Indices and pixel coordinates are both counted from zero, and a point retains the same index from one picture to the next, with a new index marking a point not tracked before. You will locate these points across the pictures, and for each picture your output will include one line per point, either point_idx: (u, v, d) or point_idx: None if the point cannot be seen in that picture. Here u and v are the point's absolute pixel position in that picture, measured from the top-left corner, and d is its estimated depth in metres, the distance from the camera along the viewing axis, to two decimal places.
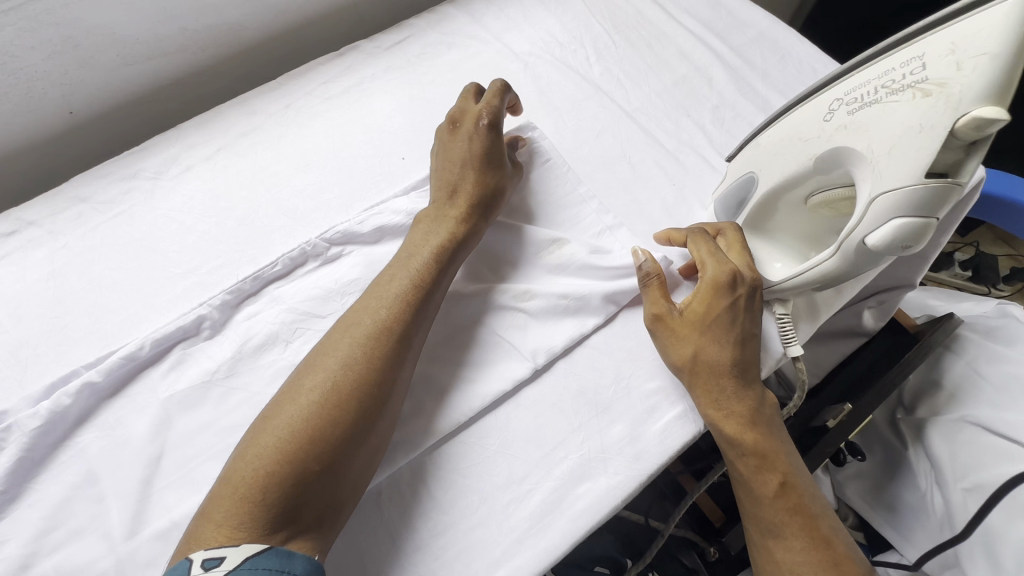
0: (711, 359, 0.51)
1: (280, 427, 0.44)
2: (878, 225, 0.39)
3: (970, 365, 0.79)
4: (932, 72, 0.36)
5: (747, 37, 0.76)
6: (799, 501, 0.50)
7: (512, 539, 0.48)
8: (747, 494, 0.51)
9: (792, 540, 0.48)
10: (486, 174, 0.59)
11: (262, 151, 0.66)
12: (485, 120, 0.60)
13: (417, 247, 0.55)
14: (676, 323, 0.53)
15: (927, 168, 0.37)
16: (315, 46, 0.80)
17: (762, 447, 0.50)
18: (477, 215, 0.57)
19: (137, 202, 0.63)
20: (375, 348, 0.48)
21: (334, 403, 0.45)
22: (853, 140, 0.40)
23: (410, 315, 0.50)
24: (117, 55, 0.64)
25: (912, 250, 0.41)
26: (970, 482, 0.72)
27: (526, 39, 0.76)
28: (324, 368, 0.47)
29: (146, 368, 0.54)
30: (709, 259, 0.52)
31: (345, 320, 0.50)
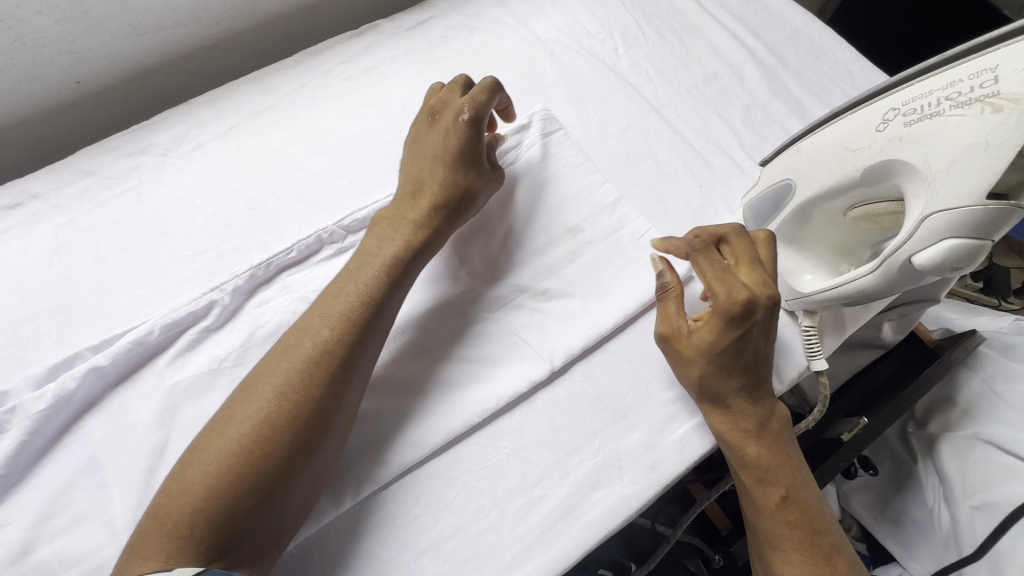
0: (714, 381, 0.49)
1: (210, 459, 0.41)
2: (929, 245, 0.38)
3: (987, 383, 0.78)
4: (1005, 86, 0.34)
5: (782, 34, 0.73)
6: (803, 516, 0.47)
7: (523, 545, 0.47)
8: (748, 505, 0.49)
9: (791, 554, 0.46)
10: (453, 176, 0.54)
11: (276, 132, 0.64)
12: (467, 116, 0.54)
13: (370, 258, 0.51)
14: (682, 346, 0.50)
15: (991, 186, 0.35)
16: (332, 23, 0.77)
17: (766, 459, 0.48)
18: (435, 219, 0.53)
19: (146, 178, 0.61)
20: (314, 375, 0.44)
21: (268, 433, 0.42)
22: (909, 153, 0.38)
23: (357, 334, 0.47)
24: (127, 24, 0.61)
25: (961, 272, 0.39)
26: (979, 500, 0.73)
27: (553, 26, 0.73)
28: (257, 397, 0.43)
29: (155, 352, 0.52)
30: (719, 287, 0.47)
31: (286, 339, 0.47)
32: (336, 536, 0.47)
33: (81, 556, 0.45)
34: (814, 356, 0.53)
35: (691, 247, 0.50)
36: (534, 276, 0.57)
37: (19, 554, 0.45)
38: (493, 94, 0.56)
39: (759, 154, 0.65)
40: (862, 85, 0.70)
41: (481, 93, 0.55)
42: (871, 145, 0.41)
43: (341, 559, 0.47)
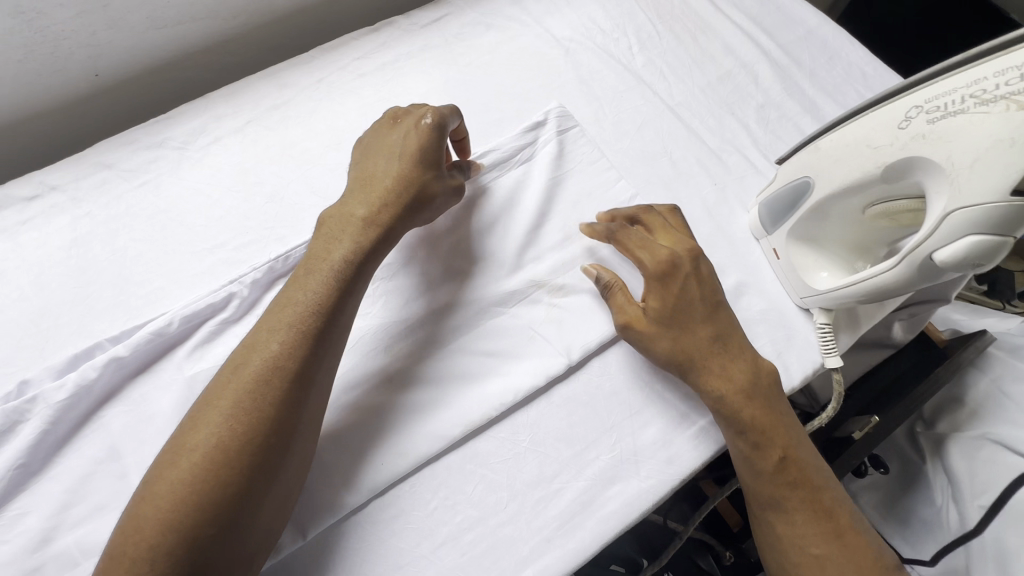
0: (684, 338, 0.51)
1: (164, 494, 0.39)
2: (950, 241, 0.38)
3: (995, 383, 0.78)
4: None
5: (795, 34, 0.74)
6: (801, 473, 0.48)
7: (541, 538, 0.48)
8: (747, 471, 0.49)
9: (793, 514, 0.47)
10: (406, 176, 0.53)
11: (292, 127, 0.64)
12: (428, 120, 0.55)
13: (318, 263, 0.49)
14: (647, 326, 0.52)
15: (1015, 184, 0.35)
16: (347, 19, 0.77)
17: (761, 421, 0.49)
18: (385, 217, 0.51)
19: (164, 171, 0.61)
20: (266, 391, 0.42)
21: (223, 459, 0.40)
22: (932, 151, 0.38)
23: (311, 345, 0.45)
24: (147, 17, 0.62)
25: (982, 268, 0.40)
26: (988, 500, 0.72)
27: (568, 24, 0.73)
28: (206, 422, 0.41)
29: (174, 343, 0.52)
30: (642, 254, 0.54)
31: (234, 357, 0.44)
32: (355, 526, 0.48)
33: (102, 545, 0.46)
34: (829, 353, 0.54)
35: (611, 231, 0.57)
36: (551, 271, 0.57)
37: (40, 543, 0.45)
38: (453, 116, 0.57)
39: (773, 153, 0.65)
40: (876, 85, 0.71)
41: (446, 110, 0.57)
42: (891, 143, 0.41)
43: (360, 550, 0.47)
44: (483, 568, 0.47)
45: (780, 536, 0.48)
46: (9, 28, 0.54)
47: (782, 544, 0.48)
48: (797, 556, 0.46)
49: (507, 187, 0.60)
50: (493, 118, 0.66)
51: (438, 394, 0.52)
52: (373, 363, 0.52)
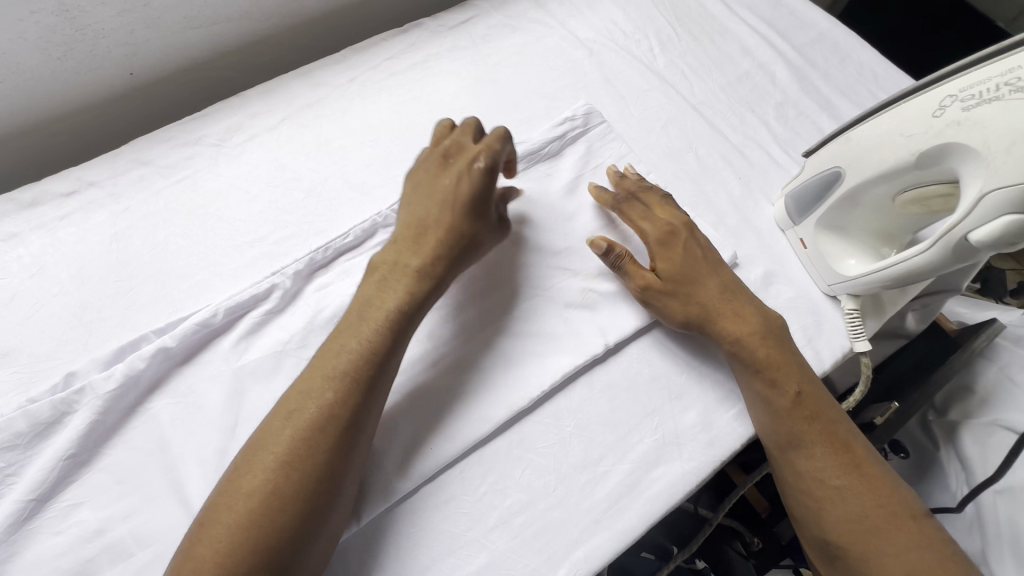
0: (696, 296, 0.54)
1: (218, 536, 0.39)
2: (986, 222, 0.40)
3: (1003, 371, 0.82)
4: None
5: (809, 37, 0.77)
6: (814, 408, 0.50)
7: (590, 519, 0.49)
8: (762, 409, 0.51)
9: (813, 448, 0.48)
10: (460, 223, 0.52)
11: (327, 124, 0.65)
12: (481, 162, 0.54)
13: (374, 309, 0.48)
14: (663, 284, 0.54)
15: None
16: (373, 20, 0.79)
17: (774, 360, 0.51)
18: (439, 268, 0.51)
19: (201, 167, 0.62)
20: (319, 438, 0.42)
21: (277, 502, 0.40)
22: (967, 136, 0.40)
23: (359, 388, 0.44)
24: (184, 17, 0.63)
25: (1015, 249, 0.41)
26: (1002, 484, 0.75)
27: (591, 27, 0.75)
28: (263, 465, 0.41)
29: (218, 335, 0.53)
30: (643, 222, 0.57)
31: (287, 402, 0.44)
32: (406, 511, 0.48)
33: (156, 534, 0.45)
34: (858, 338, 0.56)
35: (617, 201, 0.60)
36: (584, 261, 0.60)
37: (94, 534, 0.45)
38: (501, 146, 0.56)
39: (793, 149, 0.68)
40: (886, 85, 0.74)
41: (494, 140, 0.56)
42: (923, 131, 0.43)
43: (411, 535, 0.47)
44: (533, 550, 0.47)
45: (801, 472, 0.48)
46: (52, 26, 0.55)
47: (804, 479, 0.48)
48: (819, 489, 0.47)
49: (534, 181, 0.63)
50: (522, 115, 0.68)
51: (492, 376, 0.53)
52: (416, 350, 0.54)
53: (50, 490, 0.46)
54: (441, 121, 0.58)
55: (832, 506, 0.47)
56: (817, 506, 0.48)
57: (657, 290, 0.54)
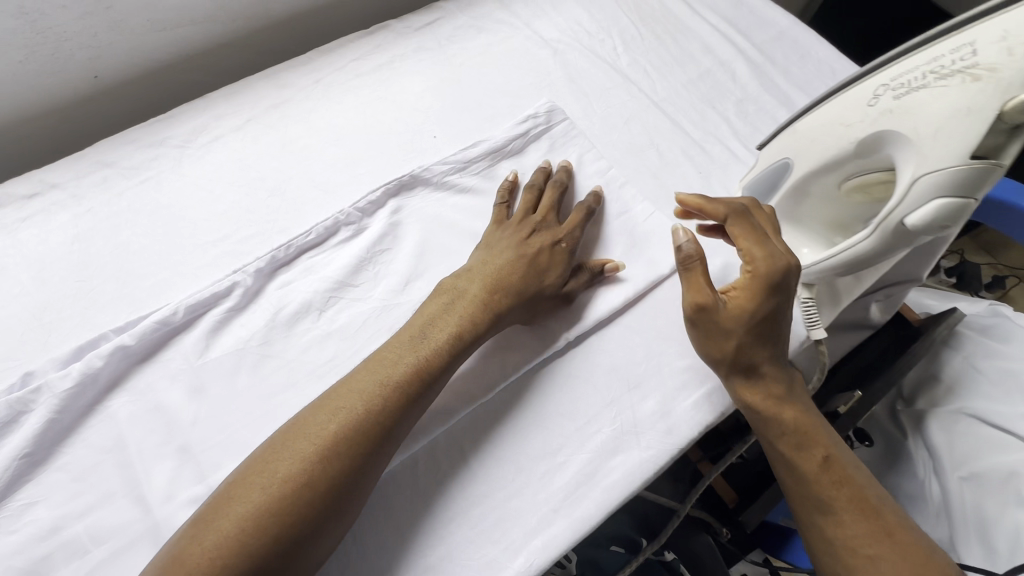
0: (752, 349, 0.50)
1: (240, 512, 0.40)
2: (919, 206, 0.41)
3: (968, 359, 0.84)
4: (983, 57, 0.37)
5: (769, 35, 0.78)
6: (842, 472, 0.50)
7: (548, 508, 0.49)
8: (790, 472, 0.52)
9: (843, 514, 0.49)
10: (529, 277, 0.55)
11: (292, 125, 0.66)
12: (565, 243, 0.58)
13: (435, 327, 0.50)
14: (719, 309, 0.50)
15: (973, 150, 0.38)
16: (340, 23, 0.79)
17: (802, 424, 0.52)
18: (503, 305, 0.53)
19: (165, 168, 0.62)
20: (357, 442, 0.43)
21: (307, 492, 0.41)
22: (898, 124, 0.41)
23: (405, 406, 0.46)
24: (148, 20, 0.63)
25: (949, 231, 0.42)
26: (966, 471, 0.77)
27: (555, 27, 0.76)
28: (298, 451, 0.42)
29: (179, 333, 0.53)
30: (758, 252, 0.49)
31: (335, 395, 0.46)
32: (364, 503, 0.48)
33: (112, 531, 0.45)
34: (814, 326, 0.57)
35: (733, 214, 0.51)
36: None
37: (49, 532, 0.45)
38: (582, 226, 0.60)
39: (752, 143, 0.69)
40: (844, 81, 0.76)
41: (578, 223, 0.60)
42: (860, 120, 0.44)
43: (369, 528, 0.47)
44: (492, 540, 0.48)
45: (832, 539, 0.49)
46: (12, 29, 0.55)
47: (835, 546, 0.49)
48: (851, 556, 0.48)
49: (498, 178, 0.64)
50: (487, 114, 0.69)
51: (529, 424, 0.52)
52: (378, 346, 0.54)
53: (6, 489, 0.46)
54: (538, 187, 0.62)
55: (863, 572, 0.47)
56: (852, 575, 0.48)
57: (708, 314, 0.50)
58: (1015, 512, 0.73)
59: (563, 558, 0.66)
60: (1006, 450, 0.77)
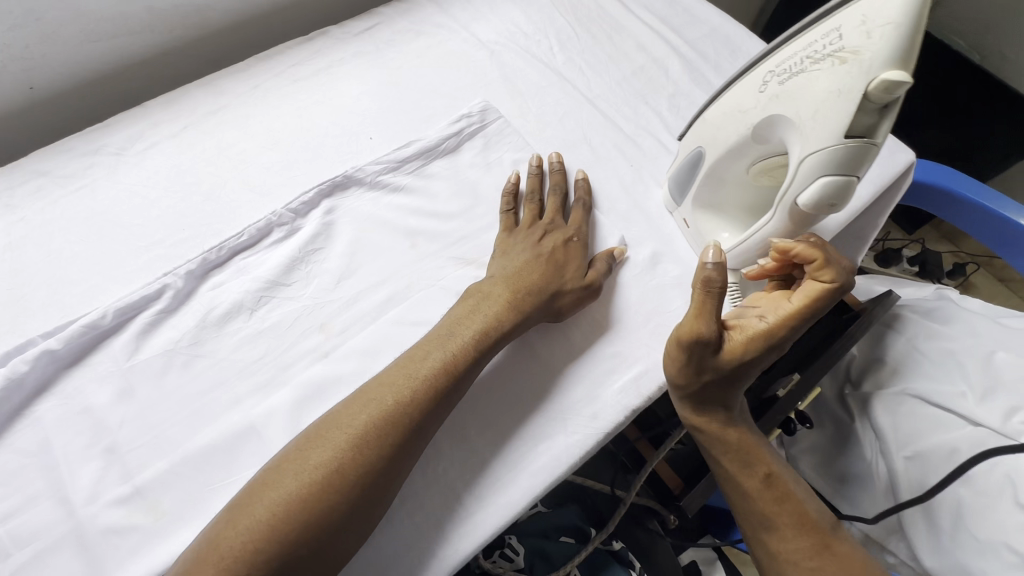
0: (715, 383, 0.52)
1: (275, 498, 0.42)
2: (807, 185, 0.43)
3: (911, 342, 0.87)
4: (847, 42, 0.38)
5: (701, 32, 0.81)
6: (785, 489, 0.53)
7: (474, 497, 0.50)
8: (736, 491, 0.54)
9: (784, 530, 0.52)
10: (551, 274, 0.57)
11: (229, 130, 0.67)
12: (577, 240, 0.60)
13: (460, 326, 0.53)
14: (714, 342, 0.49)
15: (845, 130, 0.39)
16: (281, 30, 0.81)
17: (746, 443, 0.54)
18: (526, 303, 0.55)
19: (100, 176, 0.63)
20: (391, 432, 0.46)
21: (338, 480, 0.43)
22: (783, 108, 0.43)
23: (433, 400, 0.48)
24: (81, 31, 0.64)
25: (840, 208, 0.44)
26: (911, 451, 0.78)
27: (493, 29, 0.78)
28: (333, 441, 0.45)
29: (109, 337, 0.53)
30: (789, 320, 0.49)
31: (368, 389, 0.48)
32: None
33: (37, 533, 0.46)
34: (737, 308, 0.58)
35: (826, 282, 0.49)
36: (479, 250, 0.62)
37: None
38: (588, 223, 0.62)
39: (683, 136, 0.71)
40: None
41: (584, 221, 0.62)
42: (756, 105, 0.45)
43: None
44: (413, 529, 0.48)
45: (777, 554, 0.52)
46: None
47: (778, 561, 0.52)
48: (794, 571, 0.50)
49: (432, 177, 0.65)
50: (423, 115, 0.70)
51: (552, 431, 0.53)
52: (309, 343, 0.55)
53: None
54: (542, 189, 0.64)
55: None
56: None
57: (701, 346, 0.49)
58: (958, 488, 0.73)
59: (507, 549, 0.66)
60: (947, 428, 0.77)
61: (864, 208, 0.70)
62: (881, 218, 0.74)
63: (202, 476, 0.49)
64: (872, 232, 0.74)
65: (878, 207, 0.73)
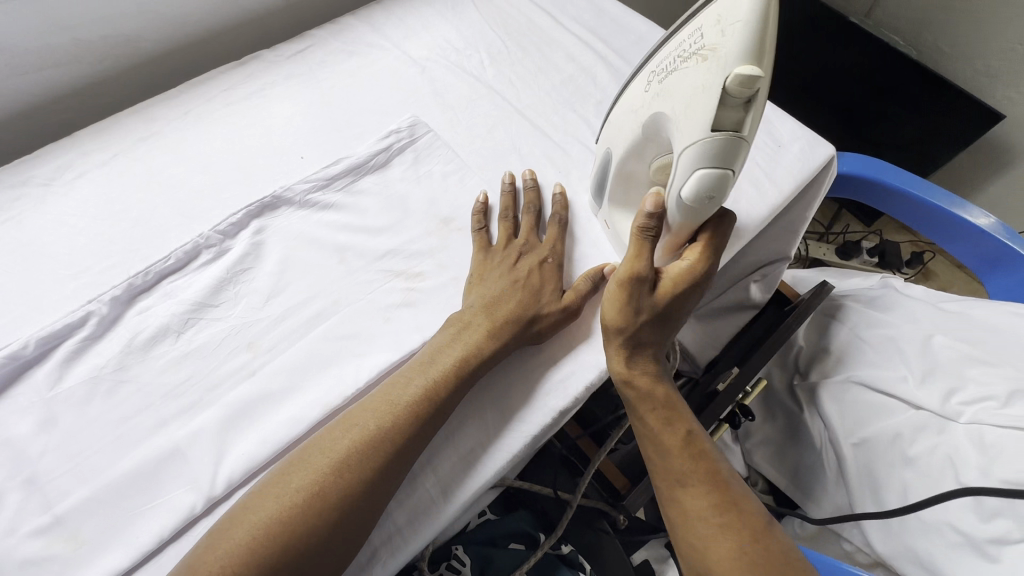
0: (642, 329, 0.52)
1: (254, 520, 0.43)
2: (685, 178, 0.45)
3: (853, 331, 0.88)
4: (707, 40, 0.41)
5: (628, 40, 0.83)
6: (703, 448, 0.52)
7: (401, 508, 0.50)
8: (655, 445, 0.53)
9: (697, 484, 0.50)
10: (528, 298, 0.57)
11: (159, 156, 0.68)
12: (552, 262, 0.61)
13: (440, 352, 0.53)
14: (643, 279, 0.50)
15: (709, 125, 0.42)
16: (216, 56, 0.83)
17: (670, 401, 0.54)
18: (507, 331, 0.55)
19: (27, 208, 0.63)
20: (373, 457, 0.47)
21: (320, 505, 0.44)
22: (663, 105, 0.46)
23: (416, 427, 0.49)
24: (5, 65, 0.65)
25: (723, 201, 0.46)
26: (857, 437, 0.79)
27: (424, 46, 0.80)
28: (315, 466, 0.46)
29: (31, 367, 0.53)
30: (703, 257, 0.51)
31: (351, 415, 0.50)
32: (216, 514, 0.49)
33: None
34: None
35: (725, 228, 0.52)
36: (408, 261, 0.62)
37: None
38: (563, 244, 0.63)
39: None
40: None
41: (557, 240, 0.63)
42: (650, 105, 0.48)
43: None
44: None
45: (686, 509, 0.50)
46: None
47: (687, 518, 0.50)
48: (703, 527, 0.49)
49: (362, 192, 0.66)
50: (354, 132, 0.71)
51: (528, 444, 0.54)
52: (236, 362, 0.55)
53: None
54: (513, 209, 0.64)
55: (714, 543, 0.48)
56: (702, 547, 0.48)
57: (638, 285, 0.50)
58: (903, 472, 0.72)
59: (452, 562, 0.65)
60: (891, 414, 0.76)
61: (789, 204, 0.73)
62: (810, 211, 0.76)
63: (125, 502, 0.48)
64: (803, 225, 0.76)
65: (806, 203, 0.75)
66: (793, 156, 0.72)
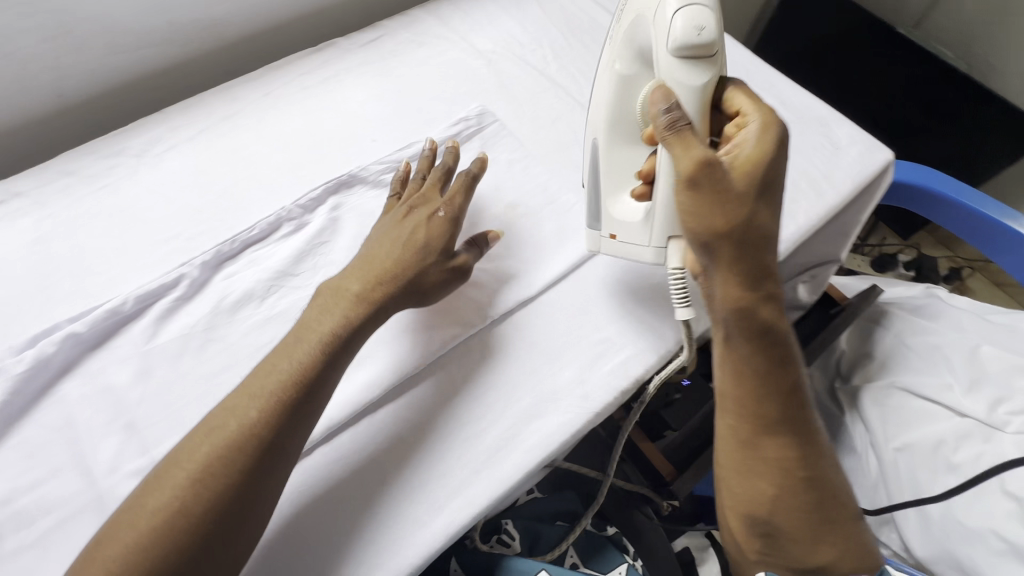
0: (755, 253, 0.48)
1: (127, 537, 0.41)
2: (669, 25, 0.47)
3: (897, 337, 0.87)
4: None
5: None
6: (802, 399, 0.51)
7: (470, 470, 0.52)
8: (760, 386, 0.50)
9: (785, 437, 0.51)
10: (408, 258, 0.55)
11: (242, 133, 0.71)
12: (442, 214, 0.58)
13: (306, 332, 0.51)
14: (720, 168, 0.45)
15: None
16: (291, 43, 0.87)
17: (783, 343, 0.50)
18: (380, 294, 0.53)
19: (123, 175, 0.67)
20: (232, 456, 0.44)
21: (183, 519, 0.42)
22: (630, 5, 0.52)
23: (274, 419, 0.46)
24: (106, 44, 0.69)
25: (711, 39, 0.47)
26: (900, 441, 0.77)
27: (490, 39, 0.83)
28: (168, 483, 0.43)
29: (129, 322, 0.57)
30: (760, 121, 0.48)
31: (210, 419, 0.47)
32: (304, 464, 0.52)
33: (58, 501, 0.49)
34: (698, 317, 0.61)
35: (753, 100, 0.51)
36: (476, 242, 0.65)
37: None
38: (466, 198, 0.60)
39: None
40: (758, 79, 0.81)
41: (458, 195, 0.60)
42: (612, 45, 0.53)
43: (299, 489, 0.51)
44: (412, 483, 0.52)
45: (768, 457, 0.51)
46: None
47: (762, 465, 0.51)
48: (778, 475, 0.51)
49: None
50: (424, 119, 0.74)
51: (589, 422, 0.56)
52: None
53: None
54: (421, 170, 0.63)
55: (783, 492, 0.51)
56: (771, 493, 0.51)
57: (712, 170, 0.45)
58: (946, 478, 0.72)
59: (503, 535, 0.69)
60: (937, 420, 0.76)
61: (845, 207, 0.74)
62: (861, 215, 0.78)
63: None
64: (855, 227, 0.79)
65: (858, 207, 0.76)
66: (851, 159, 0.73)
